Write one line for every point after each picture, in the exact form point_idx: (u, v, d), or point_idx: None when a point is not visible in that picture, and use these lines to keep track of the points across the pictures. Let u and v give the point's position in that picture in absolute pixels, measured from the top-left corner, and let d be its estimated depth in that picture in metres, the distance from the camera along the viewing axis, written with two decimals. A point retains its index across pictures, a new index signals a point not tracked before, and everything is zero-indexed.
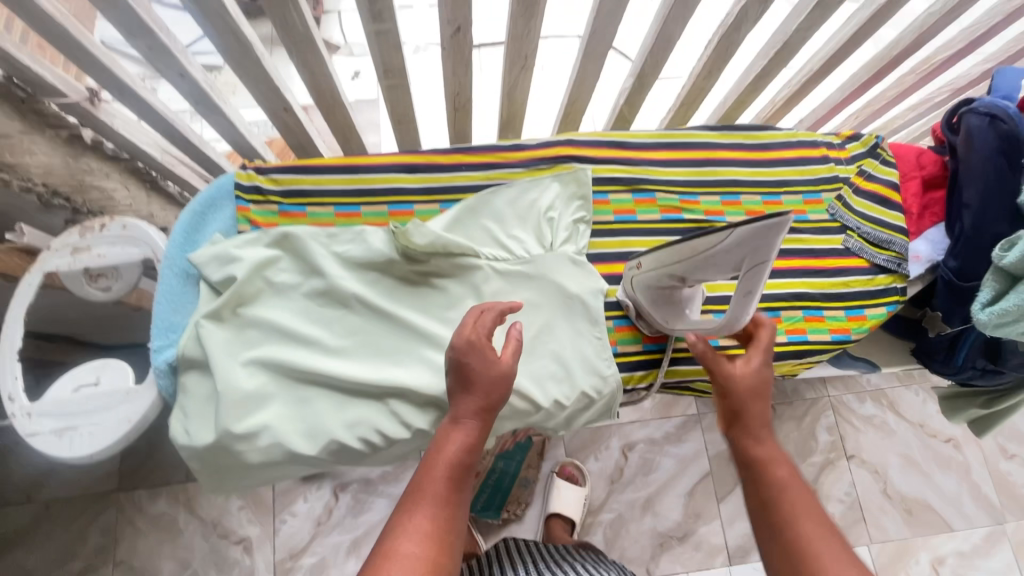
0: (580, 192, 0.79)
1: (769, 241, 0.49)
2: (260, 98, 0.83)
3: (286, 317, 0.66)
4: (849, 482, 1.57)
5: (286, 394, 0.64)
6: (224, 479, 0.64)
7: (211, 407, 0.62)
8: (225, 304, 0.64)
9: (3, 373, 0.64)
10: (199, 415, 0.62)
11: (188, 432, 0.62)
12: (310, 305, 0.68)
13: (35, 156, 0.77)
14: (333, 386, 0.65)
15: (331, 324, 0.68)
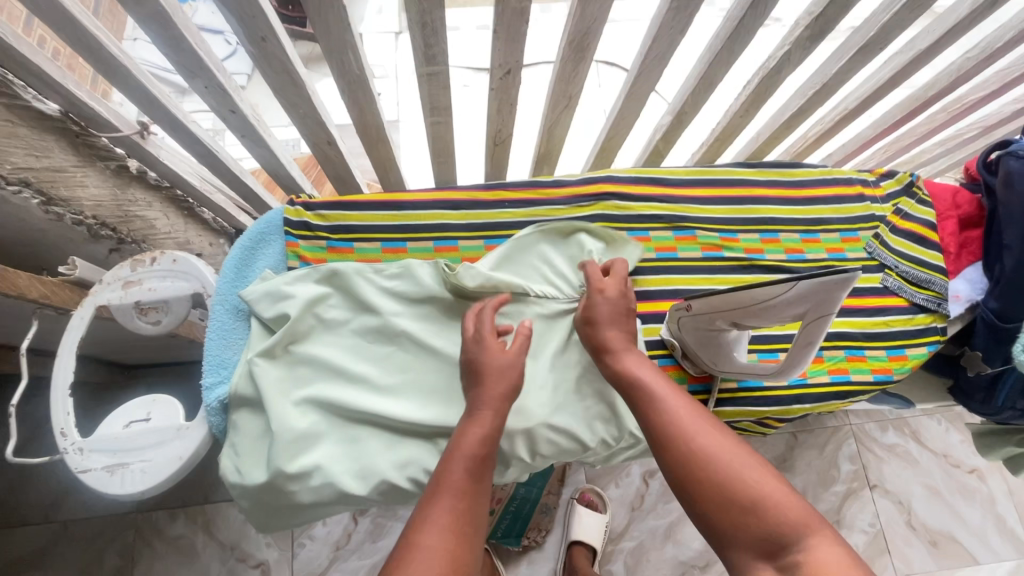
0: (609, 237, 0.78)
1: (834, 295, 0.50)
2: (306, 133, 0.84)
3: (337, 355, 0.66)
4: (873, 513, 1.55)
5: (338, 433, 0.64)
6: (274, 518, 0.64)
7: (265, 444, 0.63)
8: (277, 341, 0.64)
9: (55, 408, 0.64)
10: (252, 452, 0.63)
11: (241, 471, 0.62)
12: (359, 342, 0.68)
13: (87, 189, 0.77)
14: (384, 425, 0.65)
15: (382, 362, 0.68)
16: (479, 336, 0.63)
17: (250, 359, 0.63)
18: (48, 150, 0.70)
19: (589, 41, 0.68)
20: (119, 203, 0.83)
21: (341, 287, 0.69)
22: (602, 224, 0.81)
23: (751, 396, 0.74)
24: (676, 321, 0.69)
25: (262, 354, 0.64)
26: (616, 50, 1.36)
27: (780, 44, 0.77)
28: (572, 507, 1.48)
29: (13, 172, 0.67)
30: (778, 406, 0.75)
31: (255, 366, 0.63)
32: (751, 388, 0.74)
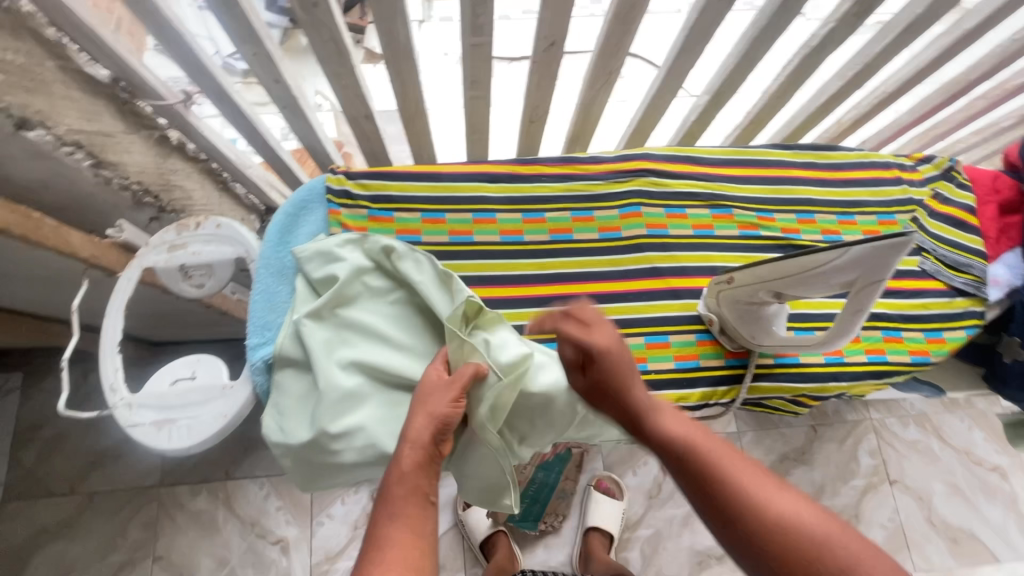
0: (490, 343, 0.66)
1: (887, 261, 0.50)
2: (345, 106, 0.85)
3: (379, 322, 0.67)
4: (892, 508, 1.54)
5: (381, 396, 0.64)
6: (316, 477, 0.65)
7: (310, 404, 0.64)
8: (326, 303, 0.65)
9: (104, 365, 0.65)
10: (298, 411, 0.64)
11: (285, 431, 0.63)
12: (400, 313, 0.69)
13: (132, 155, 0.78)
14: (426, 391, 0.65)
15: (424, 331, 0.68)
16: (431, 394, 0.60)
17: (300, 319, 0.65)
18: (98, 115, 0.71)
19: (636, 13, 0.68)
20: (160, 172, 0.85)
21: (385, 258, 0.68)
22: (639, 199, 0.81)
23: (787, 372, 0.74)
24: (715, 295, 0.69)
25: (312, 314, 0.65)
26: (655, 38, 1.36)
27: (825, 21, 0.76)
28: (589, 493, 1.48)
29: (66, 134, 0.66)
30: (814, 384, 0.74)
31: (306, 325, 0.64)
32: (788, 364, 0.74)
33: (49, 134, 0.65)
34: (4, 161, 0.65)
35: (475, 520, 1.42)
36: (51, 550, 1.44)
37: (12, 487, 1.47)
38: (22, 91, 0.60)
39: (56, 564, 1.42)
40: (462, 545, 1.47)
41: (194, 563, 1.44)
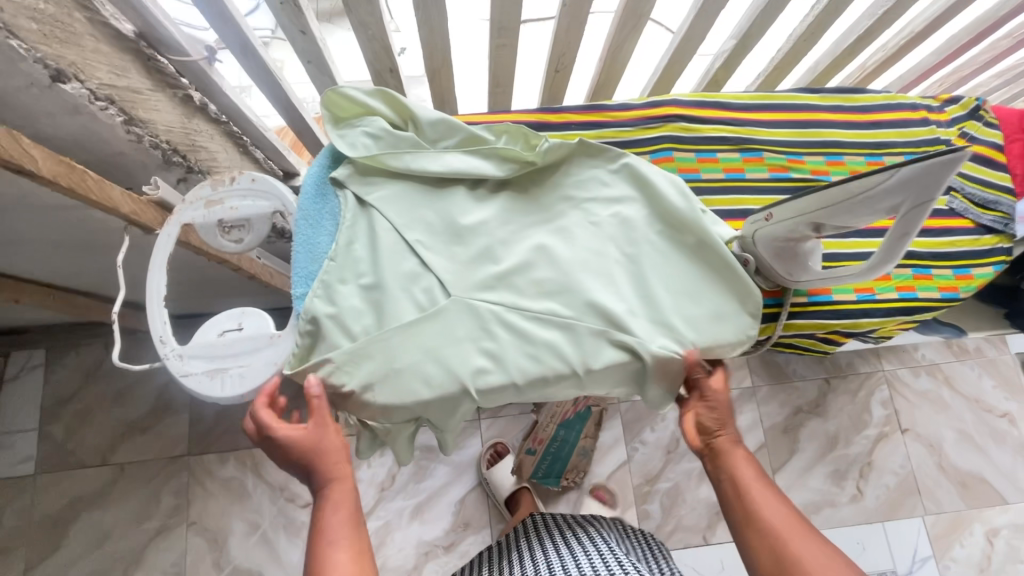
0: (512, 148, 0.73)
1: (939, 182, 0.49)
2: (370, 58, 0.84)
3: (503, 212, 0.73)
4: (904, 455, 1.59)
5: (412, 340, 0.66)
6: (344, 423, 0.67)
7: (359, 142, 0.72)
8: (513, 154, 0.73)
9: (152, 318, 0.66)
10: (349, 128, 0.73)
11: (325, 107, 0.74)
12: (507, 211, 0.73)
13: (159, 113, 0.77)
14: (475, 315, 0.68)
15: (462, 268, 0.70)
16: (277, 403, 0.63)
17: (332, 145, 0.73)
18: (126, 70, 0.70)
19: None
20: (187, 132, 0.84)
21: (458, 194, 0.73)
22: (669, 145, 0.81)
23: (822, 310, 0.74)
24: (752, 233, 0.70)
25: (507, 132, 0.74)
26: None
27: None
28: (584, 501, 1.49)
29: (99, 88, 0.66)
30: (847, 320, 0.75)
31: (357, 133, 0.73)
32: (822, 302, 0.74)
33: (82, 86, 0.64)
34: (39, 116, 0.64)
35: (500, 477, 1.46)
36: (86, 519, 1.48)
37: (44, 460, 1.51)
38: (55, 42, 0.59)
39: (93, 532, 1.47)
40: (487, 502, 1.52)
41: (227, 527, 1.48)
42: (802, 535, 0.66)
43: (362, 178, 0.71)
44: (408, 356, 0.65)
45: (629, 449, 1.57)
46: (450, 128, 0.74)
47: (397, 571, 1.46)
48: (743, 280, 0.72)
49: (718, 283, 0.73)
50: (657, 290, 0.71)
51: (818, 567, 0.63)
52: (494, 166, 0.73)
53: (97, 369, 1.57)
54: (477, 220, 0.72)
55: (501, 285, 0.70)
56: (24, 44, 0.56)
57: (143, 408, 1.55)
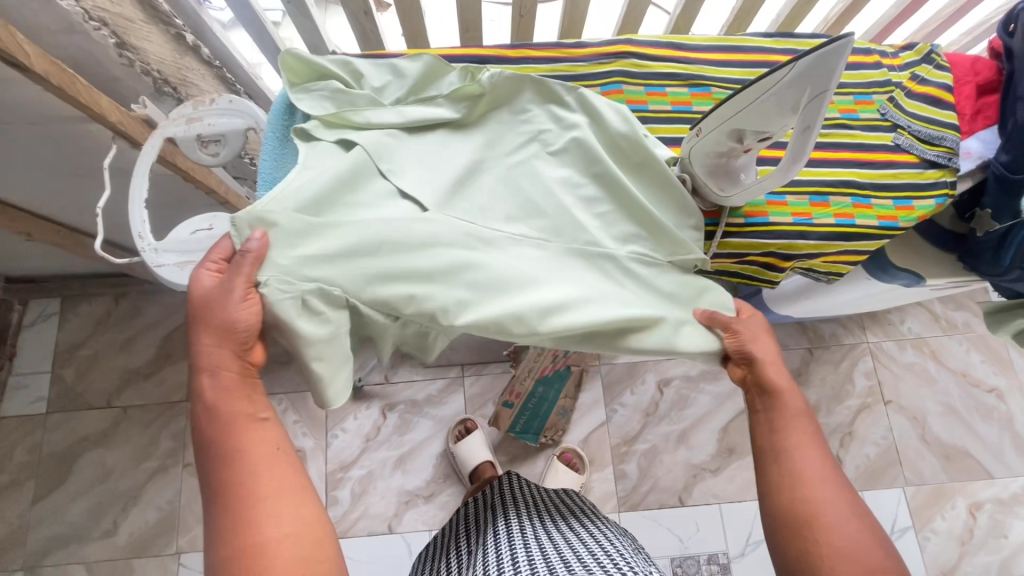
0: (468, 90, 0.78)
1: (832, 69, 0.54)
2: (345, 0, 0.91)
3: (456, 137, 0.78)
4: (886, 426, 1.58)
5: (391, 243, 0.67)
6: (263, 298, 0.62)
7: (321, 105, 0.76)
8: (467, 92, 0.78)
9: (133, 217, 0.73)
10: (306, 89, 0.76)
11: (281, 73, 0.77)
12: (458, 134, 0.78)
13: (152, 44, 0.85)
14: (451, 227, 0.71)
15: (431, 186, 0.73)
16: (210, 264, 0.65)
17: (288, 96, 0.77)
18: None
19: None
20: (178, 67, 0.92)
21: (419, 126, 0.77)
22: (620, 79, 0.85)
23: (757, 232, 0.78)
24: (686, 152, 0.74)
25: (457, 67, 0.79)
26: None
27: None
28: (550, 462, 1.52)
29: (93, 9, 0.73)
30: (783, 241, 0.78)
31: (316, 93, 0.76)
32: (757, 224, 0.78)
33: (76, 5, 0.71)
34: (39, 32, 0.72)
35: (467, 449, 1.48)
36: (90, 458, 1.57)
37: (54, 401, 1.61)
38: None
39: (96, 469, 1.56)
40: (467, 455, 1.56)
41: None
42: (827, 483, 0.67)
43: (331, 129, 0.75)
44: (390, 254, 0.67)
45: (609, 411, 1.60)
46: (397, 80, 0.79)
47: (379, 518, 1.51)
48: (685, 200, 0.76)
49: (660, 202, 0.77)
50: (609, 217, 0.77)
51: (831, 513, 0.65)
52: (449, 106, 0.78)
53: (106, 318, 1.67)
54: (432, 142, 0.77)
55: (466, 207, 0.74)
56: None
57: (148, 354, 1.65)
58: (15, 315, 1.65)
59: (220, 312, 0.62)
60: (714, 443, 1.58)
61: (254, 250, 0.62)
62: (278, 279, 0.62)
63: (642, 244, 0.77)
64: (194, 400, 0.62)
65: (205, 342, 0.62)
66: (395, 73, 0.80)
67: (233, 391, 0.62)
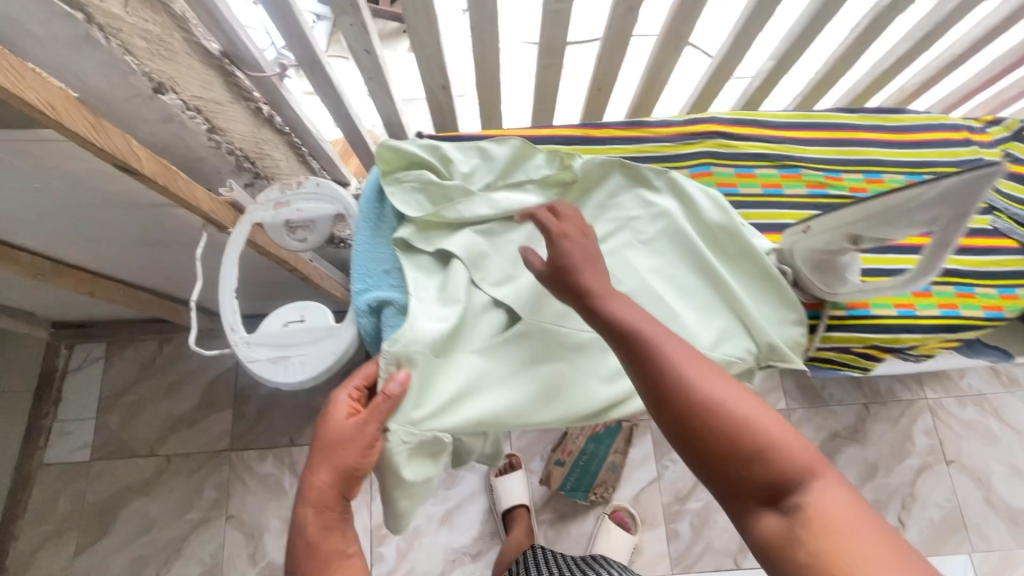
0: (561, 178, 0.77)
1: (976, 194, 0.52)
2: (425, 76, 0.90)
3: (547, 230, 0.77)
4: (948, 488, 1.53)
5: (497, 361, 0.70)
6: (385, 445, 0.64)
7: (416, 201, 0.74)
8: (556, 179, 0.77)
9: (224, 308, 0.72)
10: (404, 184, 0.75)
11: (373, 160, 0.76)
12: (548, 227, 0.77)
13: (236, 124, 0.85)
14: (551, 336, 0.71)
15: (527, 290, 0.72)
16: (348, 388, 0.65)
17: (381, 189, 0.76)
18: (211, 85, 0.78)
19: None
20: (256, 140, 0.91)
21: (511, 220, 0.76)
22: (708, 160, 0.84)
23: (862, 324, 0.75)
24: (788, 246, 0.72)
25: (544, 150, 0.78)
26: None
27: None
28: (601, 521, 1.48)
29: (189, 98, 0.73)
30: (888, 335, 0.75)
31: (409, 186, 0.75)
32: (861, 316, 0.75)
33: (177, 98, 0.71)
34: (137, 123, 0.72)
35: (506, 487, 1.47)
36: (133, 508, 1.55)
37: (98, 449, 1.60)
38: (159, 58, 0.67)
39: (139, 520, 1.54)
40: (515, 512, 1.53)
41: (264, 522, 1.53)
42: (720, 382, 0.50)
43: (425, 235, 0.73)
44: (497, 377, 0.69)
45: (659, 467, 1.56)
46: (485, 166, 0.78)
47: None
48: (789, 294, 0.74)
49: (759, 292, 0.75)
50: (705, 308, 0.74)
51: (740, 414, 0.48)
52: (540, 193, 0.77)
53: (150, 364, 1.67)
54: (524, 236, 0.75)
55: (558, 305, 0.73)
56: (136, 61, 0.63)
57: (191, 401, 1.64)
58: (62, 360, 1.65)
59: (345, 453, 0.61)
60: None
61: (391, 392, 0.63)
62: (404, 427, 0.64)
63: (741, 337, 0.73)
64: (294, 532, 0.59)
65: (316, 474, 0.61)
66: (482, 158, 0.78)
67: (329, 529, 0.60)
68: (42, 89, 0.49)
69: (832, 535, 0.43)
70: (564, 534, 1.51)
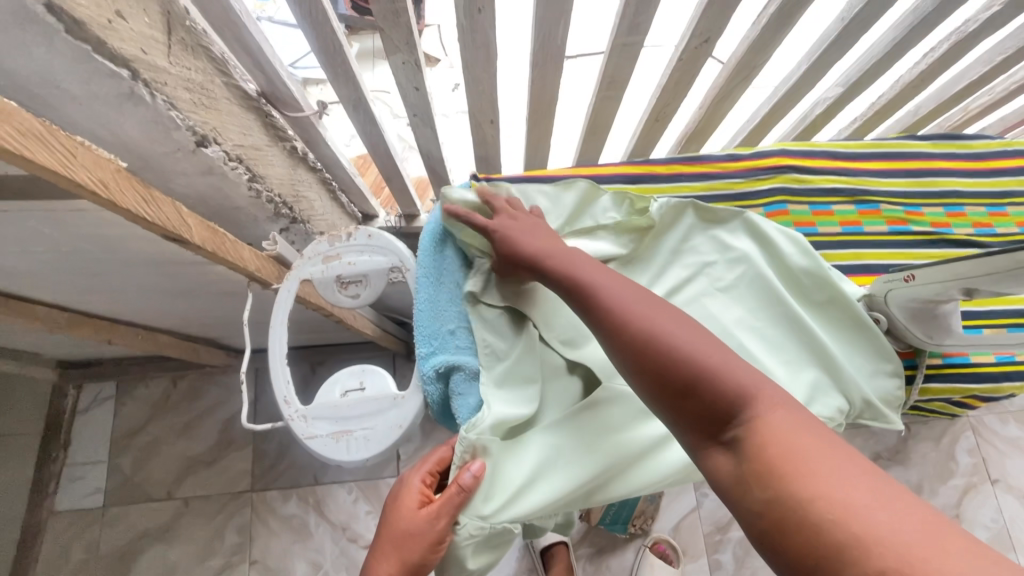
0: (638, 224, 0.71)
1: None
2: (473, 110, 0.85)
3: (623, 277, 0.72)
4: (995, 508, 1.49)
5: (574, 431, 0.64)
6: (453, 539, 0.58)
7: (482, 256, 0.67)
8: (632, 225, 0.71)
9: (276, 377, 0.66)
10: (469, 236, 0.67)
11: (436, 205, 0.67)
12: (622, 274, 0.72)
13: (274, 168, 0.79)
14: (632, 403, 0.65)
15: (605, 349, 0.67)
16: (418, 472, 0.62)
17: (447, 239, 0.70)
18: (250, 129, 0.72)
19: (801, 6, 0.64)
20: (292, 183, 0.86)
21: None
22: (782, 197, 0.79)
23: (959, 373, 0.71)
24: (884, 294, 0.67)
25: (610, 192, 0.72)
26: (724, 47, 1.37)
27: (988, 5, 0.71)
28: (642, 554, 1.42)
29: (232, 148, 0.67)
30: (987, 384, 0.71)
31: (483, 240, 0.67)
32: (958, 365, 0.71)
33: (220, 149, 0.65)
34: (174, 176, 0.65)
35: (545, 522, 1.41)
36: (150, 555, 1.48)
37: (112, 493, 1.52)
38: (202, 109, 0.61)
39: (157, 568, 1.46)
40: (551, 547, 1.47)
41: (288, 567, 1.46)
42: (666, 322, 0.44)
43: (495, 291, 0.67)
44: (579, 450, 0.63)
45: (698, 495, 1.52)
46: (553, 212, 0.71)
47: None
48: (884, 344, 0.69)
49: (851, 340, 0.70)
50: (793, 362, 0.68)
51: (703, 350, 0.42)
52: (613, 240, 0.71)
53: (164, 402, 1.59)
54: None
55: None
56: (181, 115, 0.58)
57: (208, 440, 1.57)
58: (70, 400, 1.58)
59: (410, 548, 0.56)
60: None
61: (466, 482, 0.57)
62: (475, 521, 0.58)
63: (833, 393, 0.68)
64: None
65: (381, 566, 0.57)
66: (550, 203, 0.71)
67: None
68: (94, 166, 0.43)
69: (786, 469, 0.35)
70: (604, 568, 1.46)
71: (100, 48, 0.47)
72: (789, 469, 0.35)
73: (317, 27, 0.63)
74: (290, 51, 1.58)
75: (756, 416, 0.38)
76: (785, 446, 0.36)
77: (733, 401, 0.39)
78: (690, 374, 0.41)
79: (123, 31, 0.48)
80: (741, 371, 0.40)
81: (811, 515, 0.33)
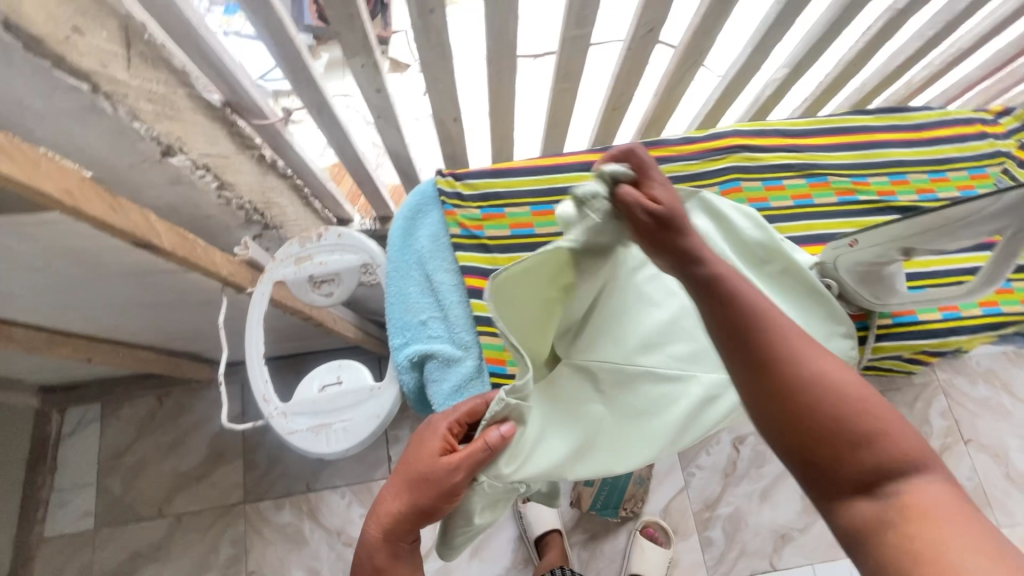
0: None
1: None
2: (436, 109, 0.87)
3: None
4: (970, 467, 1.54)
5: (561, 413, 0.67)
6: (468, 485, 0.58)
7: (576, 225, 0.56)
8: None
9: (254, 377, 0.68)
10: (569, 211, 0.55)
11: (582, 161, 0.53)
12: None
13: (243, 175, 0.81)
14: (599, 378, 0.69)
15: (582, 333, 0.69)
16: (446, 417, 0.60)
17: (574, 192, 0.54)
18: (217, 138, 0.73)
19: None
20: (263, 190, 0.87)
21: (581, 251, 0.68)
22: (735, 175, 0.83)
23: (907, 330, 0.75)
24: (832, 260, 0.71)
25: None
26: None
27: None
28: (634, 538, 1.45)
29: (199, 157, 0.69)
30: (933, 339, 0.76)
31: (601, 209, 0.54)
32: (906, 323, 0.75)
33: (186, 158, 0.67)
34: (143, 186, 0.67)
35: (536, 513, 1.43)
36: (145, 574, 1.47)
37: (102, 515, 1.51)
38: (165, 119, 0.63)
39: None
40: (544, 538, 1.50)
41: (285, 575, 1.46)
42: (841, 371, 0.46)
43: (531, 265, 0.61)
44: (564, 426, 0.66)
45: (686, 475, 1.55)
46: None
47: None
48: (837, 308, 0.72)
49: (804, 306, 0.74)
50: None
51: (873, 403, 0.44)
52: None
53: (150, 420, 1.59)
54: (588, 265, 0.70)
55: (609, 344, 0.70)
56: (144, 125, 0.60)
57: (196, 456, 1.56)
58: (54, 426, 1.56)
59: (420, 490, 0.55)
60: (799, 500, 1.52)
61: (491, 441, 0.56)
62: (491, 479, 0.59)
63: None
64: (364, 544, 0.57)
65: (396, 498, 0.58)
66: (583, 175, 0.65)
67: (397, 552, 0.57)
68: (60, 176, 0.44)
69: (924, 519, 0.39)
70: (598, 553, 1.49)
71: (60, 63, 0.49)
72: (928, 524, 0.39)
73: (275, 34, 0.65)
74: (259, 64, 1.58)
75: (911, 478, 0.42)
76: (929, 510, 0.40)
77: (887, 456, 0.43)
78: (865, 427, 0.43)
79: (82, 46, 0.50)
80: (903, 434, 0.43)
81: (938, 561, 0.36)
